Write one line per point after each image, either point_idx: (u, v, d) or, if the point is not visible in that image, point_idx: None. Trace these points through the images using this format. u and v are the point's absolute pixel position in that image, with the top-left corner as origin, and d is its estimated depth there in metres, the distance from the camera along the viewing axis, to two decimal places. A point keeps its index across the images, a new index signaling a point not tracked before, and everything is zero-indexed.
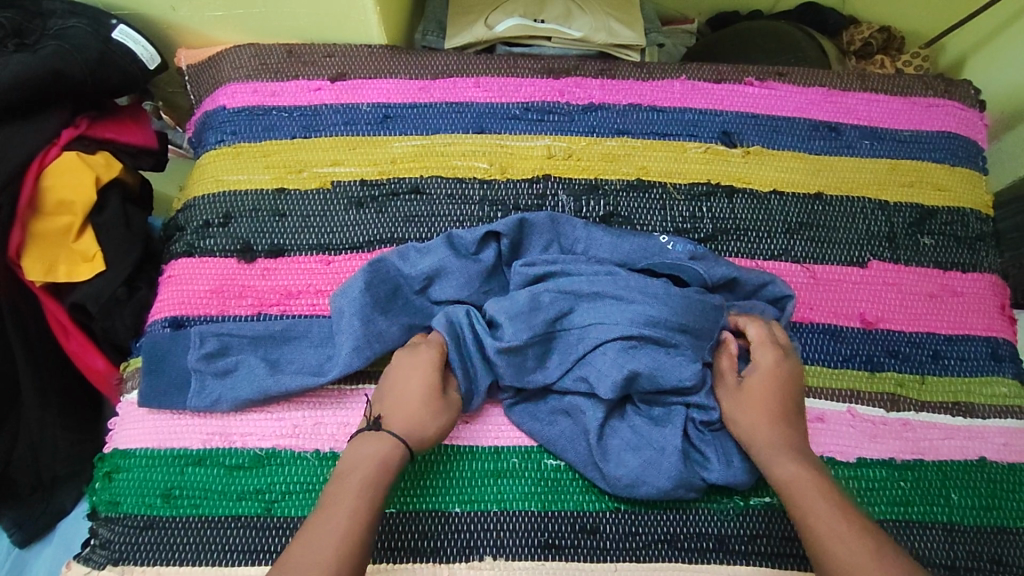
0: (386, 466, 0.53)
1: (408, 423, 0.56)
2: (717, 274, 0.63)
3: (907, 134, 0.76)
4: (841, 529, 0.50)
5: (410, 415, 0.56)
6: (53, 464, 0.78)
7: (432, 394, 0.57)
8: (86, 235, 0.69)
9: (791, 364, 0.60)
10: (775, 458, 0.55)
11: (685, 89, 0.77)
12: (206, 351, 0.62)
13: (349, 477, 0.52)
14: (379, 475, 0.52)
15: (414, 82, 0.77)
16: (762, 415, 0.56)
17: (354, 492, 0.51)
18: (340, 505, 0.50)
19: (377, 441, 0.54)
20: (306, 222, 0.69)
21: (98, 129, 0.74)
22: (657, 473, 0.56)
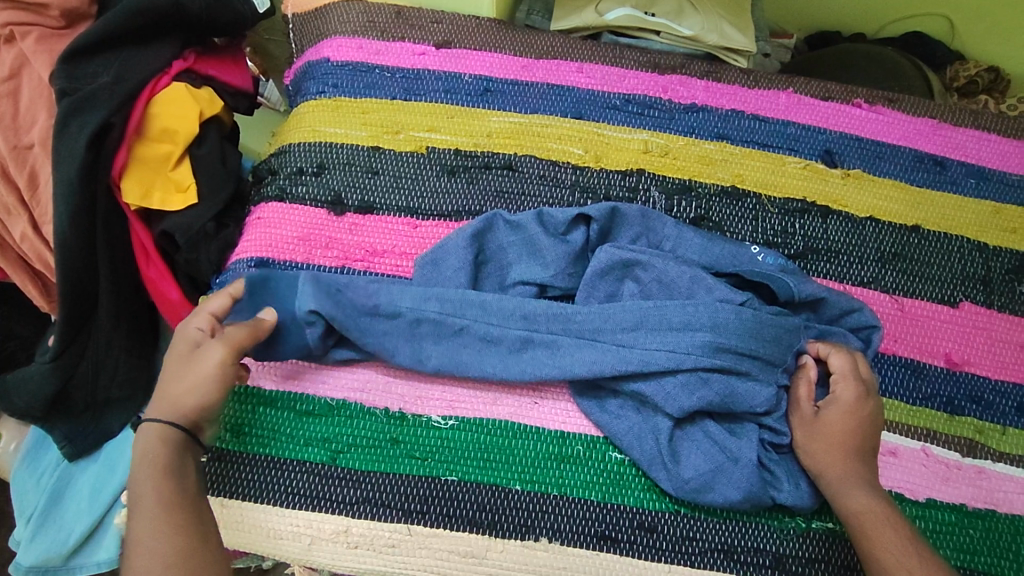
0: (163, 448, 0.53)
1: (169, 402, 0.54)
2: (805, 291, 0.61)
3: (1016, 178, 0.73)
4: (910, 563, 0.49)
5: (174, 394, 0.54)
6: (111, 385, 0.79)
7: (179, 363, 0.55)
8: (183, 166, 0.70)
9: (871, 407, 0.57)
10: (846, 486, 0.54)
11: (790, 102, 0.76)
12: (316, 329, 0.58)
13: (141, 464, 0.52)
14: (161, 466, 0.52)
15: (518, 59, 0.77)
16: (838, 450, 0.55)
17: (170, 489, 0.51)
18: (138, 505, 0.50)
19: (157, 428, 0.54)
20: (397, 183, 0.70)
21: (204, 65, 0.75)
22: (727, 484, 0.55)
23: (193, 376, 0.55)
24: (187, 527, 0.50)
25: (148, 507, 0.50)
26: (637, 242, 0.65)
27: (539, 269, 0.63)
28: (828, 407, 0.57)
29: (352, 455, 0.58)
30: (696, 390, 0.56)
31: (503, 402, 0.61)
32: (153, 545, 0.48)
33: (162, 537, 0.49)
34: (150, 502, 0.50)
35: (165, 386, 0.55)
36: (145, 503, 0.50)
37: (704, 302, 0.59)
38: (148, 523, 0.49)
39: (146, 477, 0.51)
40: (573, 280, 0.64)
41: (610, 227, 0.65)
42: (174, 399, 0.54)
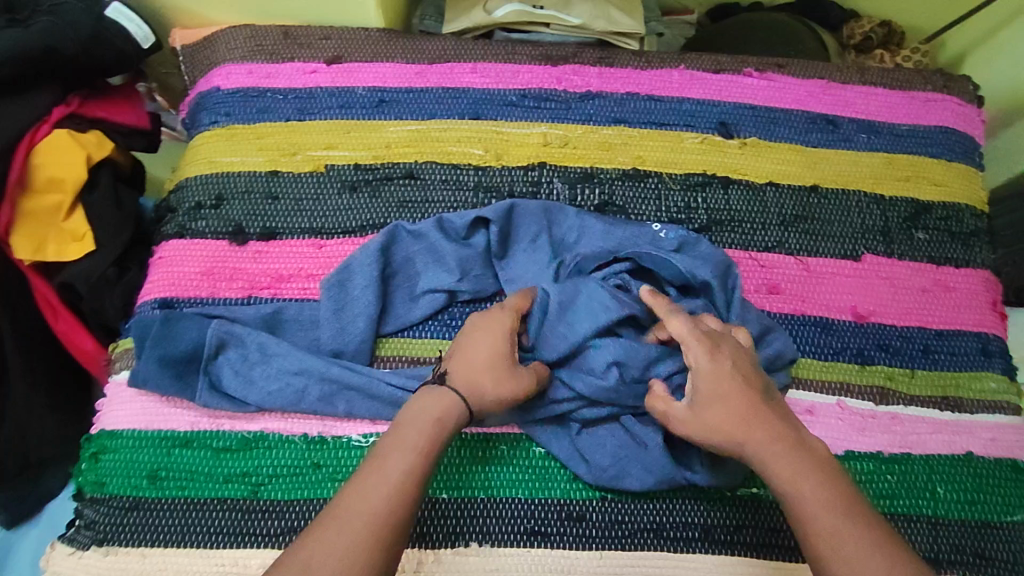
0: (441, 423, 0.52)
1: (470, 386, 0.54)
2: (700, 274, 0.61)
3: (905, 129, 0.75)
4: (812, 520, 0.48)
5: (472, 381, 0.54)
6: (42, 444, 0.77)
7: (498, 363, 0.55)
8: (76, 214, 0.69)
9: (724, 354, 0.54)
10: (763, 452, 0.51)
11: (683, 79, 0.76)
12: (232, 391, 0.60)
13: (398, 435, 0.51)
14: (435, 433, 0.51)
15: (410, 67, 0.76)
16: (726, 415, 0.52)
17: (419, 451, 0.50)
18: (379, 469, 0.48)
19: (434, 400, 0.53)
20: (299, 205, 0.69)
21: (90, 108, 0.73)
22: (639, 469, 0.57)
23: (503, 374, 0.54)
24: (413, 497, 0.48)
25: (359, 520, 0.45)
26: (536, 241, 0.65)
27: (445, 276, 0.63)
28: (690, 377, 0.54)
29: (273, 486, 0.58)
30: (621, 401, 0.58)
31: None
32: (381, 510, 0.46)
33: (384, 502, 0.47)
34: (355, 515, 0.46)
35: (469, 378, 0.54)
36: (355, 519, 0.45)
37: (610, 322, 0.60)
38: (390, 483, 0.48)
39: (402, 441, 0.50)
40: (481, 280, 0.64)
41: (509, 230, 0.65)
42: (475, 390, 0.54)
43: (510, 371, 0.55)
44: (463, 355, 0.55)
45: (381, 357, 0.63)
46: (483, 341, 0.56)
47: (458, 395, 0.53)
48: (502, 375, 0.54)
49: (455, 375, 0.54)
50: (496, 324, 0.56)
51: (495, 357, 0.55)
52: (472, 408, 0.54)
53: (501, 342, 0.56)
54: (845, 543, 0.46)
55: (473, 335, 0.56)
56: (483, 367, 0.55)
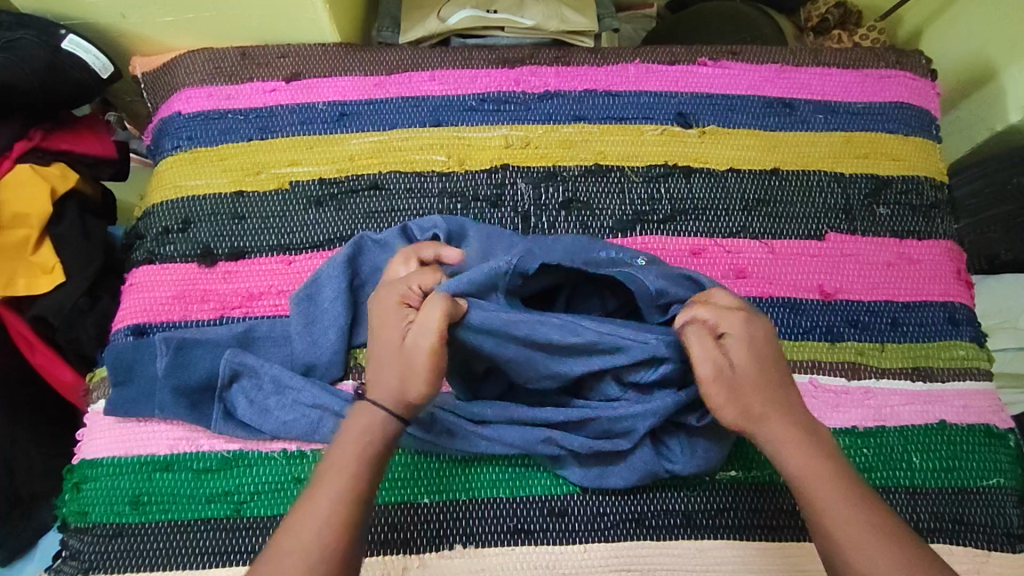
0: (368, 440, 0.51)
1: (389, 389, 0.52)
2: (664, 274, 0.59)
3: (860, 106, 0.76)
4: (839, 511, 0.48)
5: (387, 375, 0.52)
6: (32, 478, 0.75)
7: (399, 350, 0.52)
8: (44, 247, 0.69)
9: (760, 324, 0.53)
10: (784, 446, 0.51)
11: (640, 72, 0.77)
12: (247, 419, 0.60)
13: (335, 459, 0.50)
14: (365, 452, 0.50)
15: (369, 78, 0.76)
16: (752, 403, 0.51)
17: (346, 471, 0.49)
18: (314, 496, 0.48)
19: (359, 413, 0.52)
20: (265, 223, 0.69)
21: (53, 141, 0.74)
22: (626, 467, 0.58)
23: (393, 359, 0.52)
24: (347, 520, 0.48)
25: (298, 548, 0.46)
26: (487, 255, 0.63)
27: None
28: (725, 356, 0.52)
29: (255, 503, 0.59)
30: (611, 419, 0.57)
31: None
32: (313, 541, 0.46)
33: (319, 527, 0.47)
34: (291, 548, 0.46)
35: (382, 371, 0.52)
36: (286, 556, 0.46)
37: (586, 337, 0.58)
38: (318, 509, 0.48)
39: (333, 462, 0.50)
40: None
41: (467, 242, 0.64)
42: (394, 389, 0.52)
43: (403, 354, 0.51)
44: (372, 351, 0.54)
45: (355, 368, 0.63)
46: (384, 330, 0.53)
47: (377, 398, 0.52)
48: (403, 362, 0.51)
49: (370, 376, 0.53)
50: (383, 307, 0.54)
51: (396, 343, 0.52)
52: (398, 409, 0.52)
53: (395, 329, 0.52)
54: (861, 537, 0.47)
55: (377, 324, 0.54)
56: (388, 357, 0.52)
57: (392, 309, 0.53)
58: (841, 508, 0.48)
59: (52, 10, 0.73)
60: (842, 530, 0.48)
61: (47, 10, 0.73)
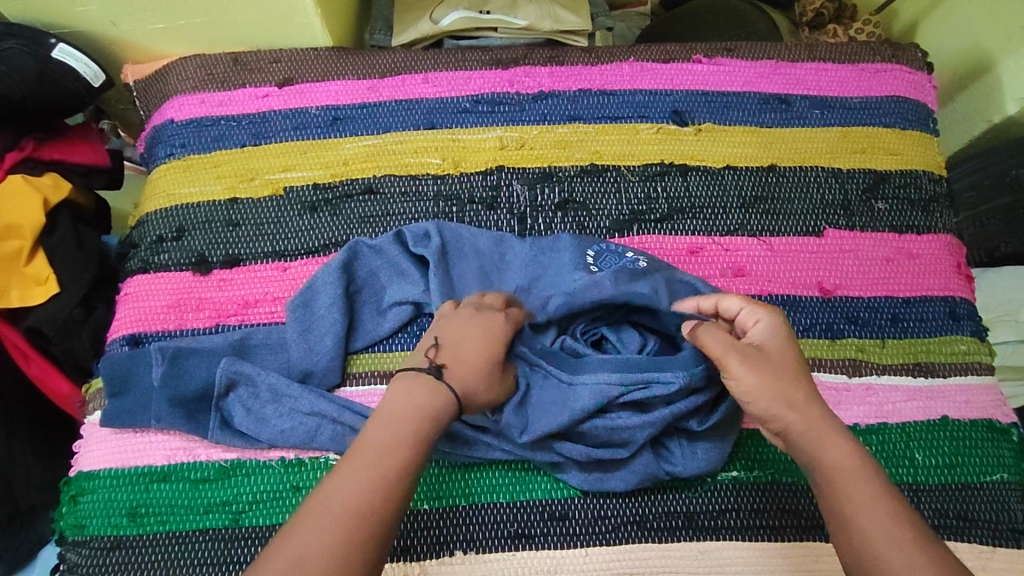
0: (430, 418, 0.49)
1: (467, 387, 0.52)
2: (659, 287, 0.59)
3: (857, 101, 0.76)
4: (877, 511, 0.45)
5: (468, 373, 0.52)
6: (31, 491, 0.75)
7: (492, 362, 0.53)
8: (38, 258, 0.69)
9: (778, 316, 0.53)
10: (819, 441, 0.48)
11: (634, 71, 0.76)
12: (244, 429, 0.60)
13: (392, 431, 0.48)
14: (425, 426, 0.49)
15: (362, 82, 0.75)
16: (795, 393, 0.50)
17: (403, 444, 0.48)
18: (362, 461, 0.46)
19: (429, 392, 0.50)
20: (260, 230, 0.69)
21: (45, 150, 0.73)
22: (626, 470, 0.57)
23: (483, 365, 0.53)
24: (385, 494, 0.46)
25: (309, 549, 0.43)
26: (474, 272, 0.64)
27: (410, 289, 0.64)
28: (747, 346, 0.51)
29: (253, 512, 0.58)
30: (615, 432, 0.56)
31: None
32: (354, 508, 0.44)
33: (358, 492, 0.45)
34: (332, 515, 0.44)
35: (464, 368, 0.52)
36: (325, 520, 0.44)
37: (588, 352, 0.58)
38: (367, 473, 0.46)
39: (386, 431, 0.48)
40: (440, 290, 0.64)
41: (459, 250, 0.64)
42: (472, 392, 0.52)
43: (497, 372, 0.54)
44: (456, 344, 0.53)
45: (352, 374, 0.63)
46: (477, 334, 0.54)
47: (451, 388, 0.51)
48: (494, 377, 0.53)
49: (453, 365, 0.52)
50: (485, 319, 0.55)
51: (488, 352, 0.53)
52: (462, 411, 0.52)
53: (494, 340, 0.54)
54: (902, 539, 0.44)
55: (472, 327, 0.54)
56: (482, 362, 0.53)
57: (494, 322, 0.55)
58: (872, 508, 0.45)
59: (42, 19, 0.72)
60: (873, 530, 0.45)
61: (37, 20, 0.72)
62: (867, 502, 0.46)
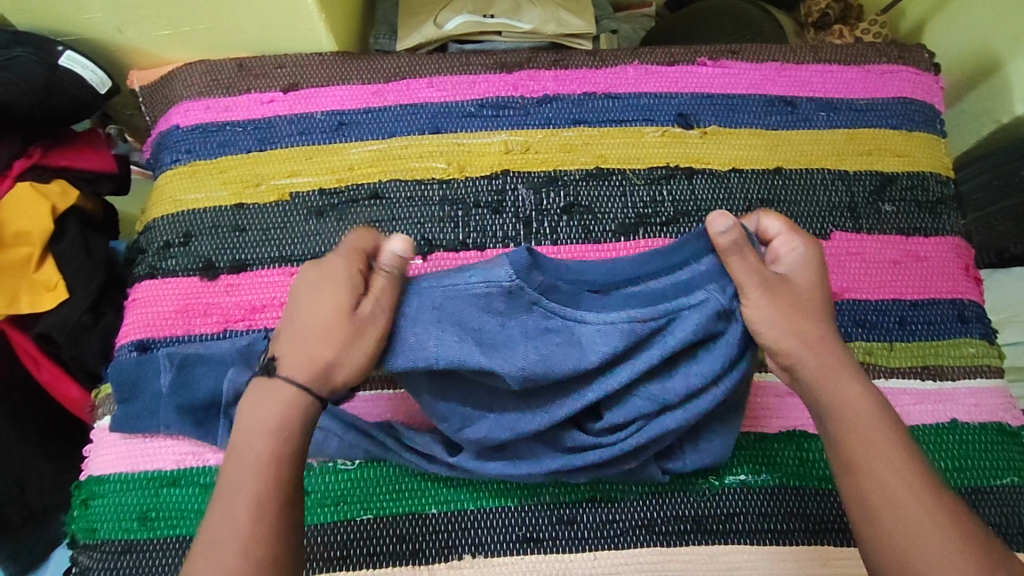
0: (287, 426, 0.48)
1: (313, 368, 0.49)
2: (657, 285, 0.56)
3: (863, 103, 0.75)
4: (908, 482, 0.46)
5: (303, 347, 0.50)
6: (43, 493, 0.76)
7: (331, 325, 0.50)
8: (46, 264, 0.69)
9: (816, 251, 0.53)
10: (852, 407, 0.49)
11: (639, 74, 0.76)
12: None
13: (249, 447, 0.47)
14: (285, 441, 0.48)
15: (367, 87, 0.76)
16: (812, 327, 0.51)
17: (264, 459, 0.47)
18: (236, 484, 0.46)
19: (279, 395, 0.49)
20: (266, 235, 0.69)
21: (53, 157, 0.74)
22: (636, 473, 0.57)
23: (318, 326, 0.50)
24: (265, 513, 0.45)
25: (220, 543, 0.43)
26: None
27: None
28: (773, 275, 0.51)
29: None
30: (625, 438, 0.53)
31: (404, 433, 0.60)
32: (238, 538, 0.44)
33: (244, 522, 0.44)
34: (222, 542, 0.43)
35: (295, 342, 0.50)
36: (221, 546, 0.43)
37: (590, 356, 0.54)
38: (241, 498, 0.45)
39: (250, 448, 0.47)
40: None
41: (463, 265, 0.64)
42: (320, 364, 0.49)
43: (349, 329, 0.50)
44: (296, 314, 0.51)
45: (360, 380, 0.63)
46: (310, 297, 0.51)
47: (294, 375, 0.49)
48: (342, 337, 0.49)
49: (285, 339, 0.51)
50: (324, 272, 0.51)
51: (327, 315, 0.50)
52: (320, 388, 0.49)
53: (340, 297, 0.50)
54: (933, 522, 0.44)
55: (315, 285, 0.51)
56: (313, 331, 0.50)
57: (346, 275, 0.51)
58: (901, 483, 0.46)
59: (49, 27, 0.73)
60: (910, 510, 0.45)
61: (45, 27, 0.73)
62: (891, 468, 0.46)
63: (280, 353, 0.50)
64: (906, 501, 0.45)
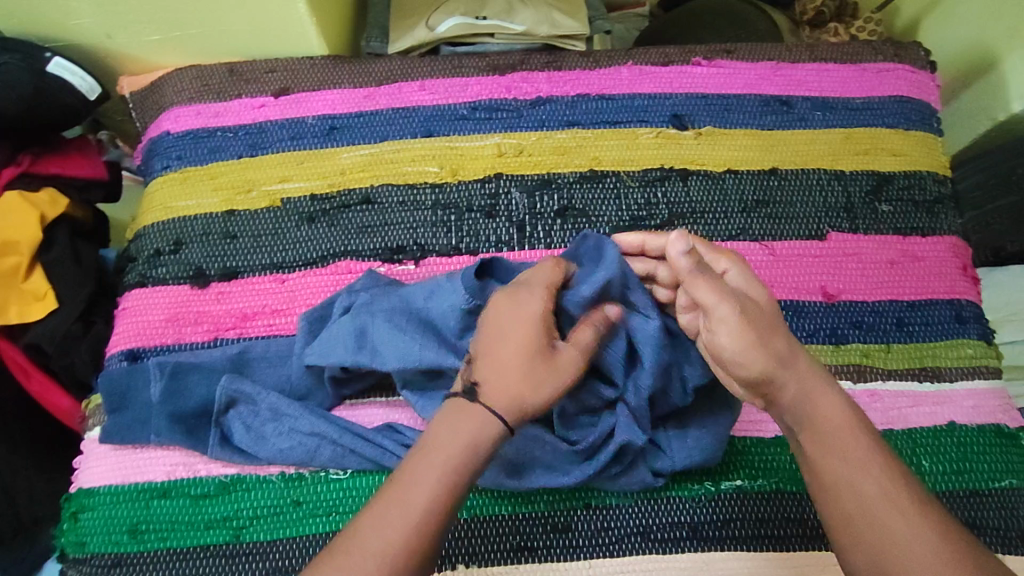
0: (474, 446, 0.47)
1: (511, 402, 0.48)
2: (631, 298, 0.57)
3: (859, 102, 0.75)
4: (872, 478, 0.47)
5: (512, 379, 0.48)
6: (34, 504, 0.75)
7: (535, 360, 0.49)
8: (35, 274, 0.69)
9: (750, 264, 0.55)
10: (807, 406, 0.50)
11: (633, 75, 0.76)
12: (244, 446, 0.59)
13: (430, 460, 0.46)
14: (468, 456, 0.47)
15: (358, 91, 0.75)
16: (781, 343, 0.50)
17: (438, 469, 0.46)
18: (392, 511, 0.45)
19: (472, 420, 0.48)
20: (257, 242, 0.68)
21: (42, 165, 0.73)
22: (631, 474, 0.57)
23: (518, 363, 0.49)
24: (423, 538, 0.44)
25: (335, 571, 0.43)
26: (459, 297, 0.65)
27: None
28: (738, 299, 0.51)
29: (254, 528, 0.58)
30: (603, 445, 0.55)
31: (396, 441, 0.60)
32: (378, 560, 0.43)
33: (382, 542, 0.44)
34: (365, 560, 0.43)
35: (501, 375, 0.49)
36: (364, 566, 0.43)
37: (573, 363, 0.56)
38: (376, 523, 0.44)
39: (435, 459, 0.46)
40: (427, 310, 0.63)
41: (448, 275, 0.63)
42: (517, 404, 0.48)
43: (551, 370, 0.49)
44: (496, 345, 0.50)
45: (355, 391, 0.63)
46: (514, 327, 0.50)
47: (496, 407, 0.48)
48: (539, 373, 0.49)
49: (483, 368, 0.50)
50: (528, 304, 0.51)
51: (531, 348, 0.49)
52: (516, 422, 0.49)
53: (535, 332, 0.50)
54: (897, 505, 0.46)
55: (514, 319, 0.51)
56: (515, 363, 0.49)
57: (543, 309, 0.51)
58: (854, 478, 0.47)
59: (37, 34, 0.72)
60: (870, 493, 0.46)
61: (32, 33, 0.72)
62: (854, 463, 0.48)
63: (480, 386, 0.49)
64: (875, 496, 0.46)
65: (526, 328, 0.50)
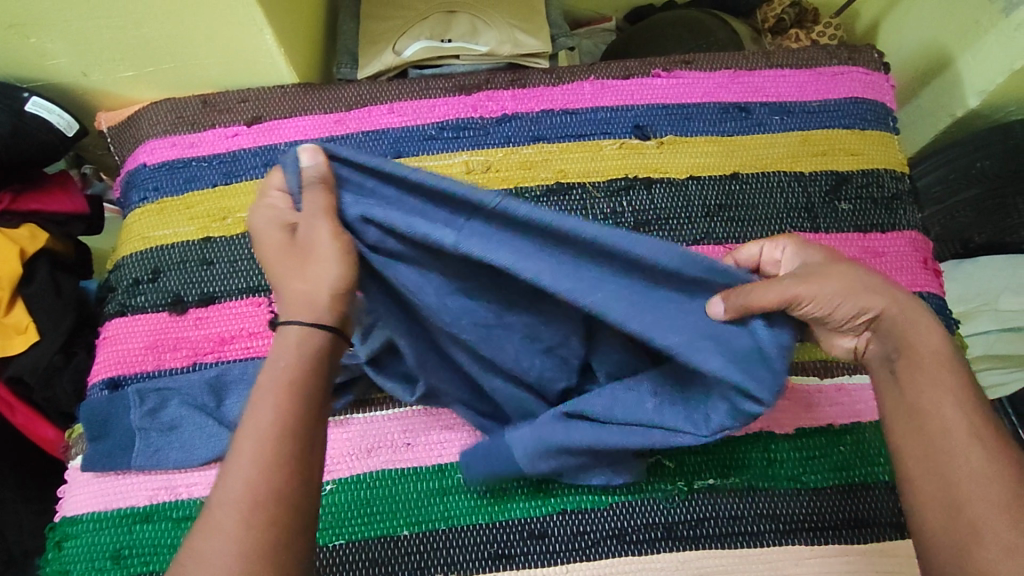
0: (293, 360, 0.45)
1: (300, 305, 0.46)
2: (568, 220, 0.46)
3: (816, 105, 0.77)
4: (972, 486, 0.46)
5: (291, 292, 0.47)
6: (23, 537, 0.76)
7: (294, 260, 0.47)
8: (17, 307, 0.71)
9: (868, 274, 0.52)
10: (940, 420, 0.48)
11: (595, 89, 0.78)
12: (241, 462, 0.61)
13: (265, 381, 0.45)
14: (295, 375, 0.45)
15: (328, 116, 0.77)
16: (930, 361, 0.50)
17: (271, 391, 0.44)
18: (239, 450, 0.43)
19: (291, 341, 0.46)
20: (234, 267, 0.70)
21: (23, 202, 0.75)
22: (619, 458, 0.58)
23: (285, 270, 0.47)
24: (263, 470, 0.42)
25: (203, 529, 0.42)
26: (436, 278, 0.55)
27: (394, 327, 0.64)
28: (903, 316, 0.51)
29: None
30: (622, 411, 0.54)
31: (377, 452, 0.61)
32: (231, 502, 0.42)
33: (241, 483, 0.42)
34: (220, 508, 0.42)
35: (287, 291, 0.47)
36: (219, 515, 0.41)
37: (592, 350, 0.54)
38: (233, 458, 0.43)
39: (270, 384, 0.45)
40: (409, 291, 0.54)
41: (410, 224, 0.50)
42: (304, 300, 0.46)
43: (304, 251, 0.47)
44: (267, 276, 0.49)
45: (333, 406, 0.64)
46: (269, 249, 0.48)
47: (295, 319, 0.46)
48: (304, 265, 0.47)
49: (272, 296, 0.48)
50: (266, 218, 0.49)
51: (284, 254, 0.47)
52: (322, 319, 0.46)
53: (280, 237, 0.48)
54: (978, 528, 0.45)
55: (263, 240, 0.48)
56: (286, 272, 0.47)
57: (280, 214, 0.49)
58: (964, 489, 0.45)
59: (15, 75, 0.74)
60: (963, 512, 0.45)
61: (10, 75, 0.74)
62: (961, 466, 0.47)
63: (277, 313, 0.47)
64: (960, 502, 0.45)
65: (266, 236, 0.48)
